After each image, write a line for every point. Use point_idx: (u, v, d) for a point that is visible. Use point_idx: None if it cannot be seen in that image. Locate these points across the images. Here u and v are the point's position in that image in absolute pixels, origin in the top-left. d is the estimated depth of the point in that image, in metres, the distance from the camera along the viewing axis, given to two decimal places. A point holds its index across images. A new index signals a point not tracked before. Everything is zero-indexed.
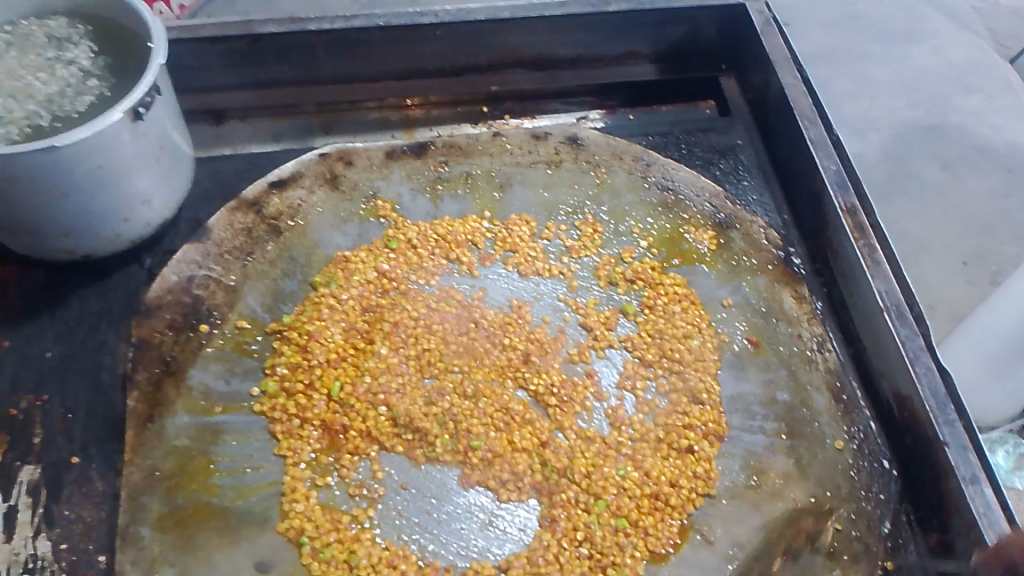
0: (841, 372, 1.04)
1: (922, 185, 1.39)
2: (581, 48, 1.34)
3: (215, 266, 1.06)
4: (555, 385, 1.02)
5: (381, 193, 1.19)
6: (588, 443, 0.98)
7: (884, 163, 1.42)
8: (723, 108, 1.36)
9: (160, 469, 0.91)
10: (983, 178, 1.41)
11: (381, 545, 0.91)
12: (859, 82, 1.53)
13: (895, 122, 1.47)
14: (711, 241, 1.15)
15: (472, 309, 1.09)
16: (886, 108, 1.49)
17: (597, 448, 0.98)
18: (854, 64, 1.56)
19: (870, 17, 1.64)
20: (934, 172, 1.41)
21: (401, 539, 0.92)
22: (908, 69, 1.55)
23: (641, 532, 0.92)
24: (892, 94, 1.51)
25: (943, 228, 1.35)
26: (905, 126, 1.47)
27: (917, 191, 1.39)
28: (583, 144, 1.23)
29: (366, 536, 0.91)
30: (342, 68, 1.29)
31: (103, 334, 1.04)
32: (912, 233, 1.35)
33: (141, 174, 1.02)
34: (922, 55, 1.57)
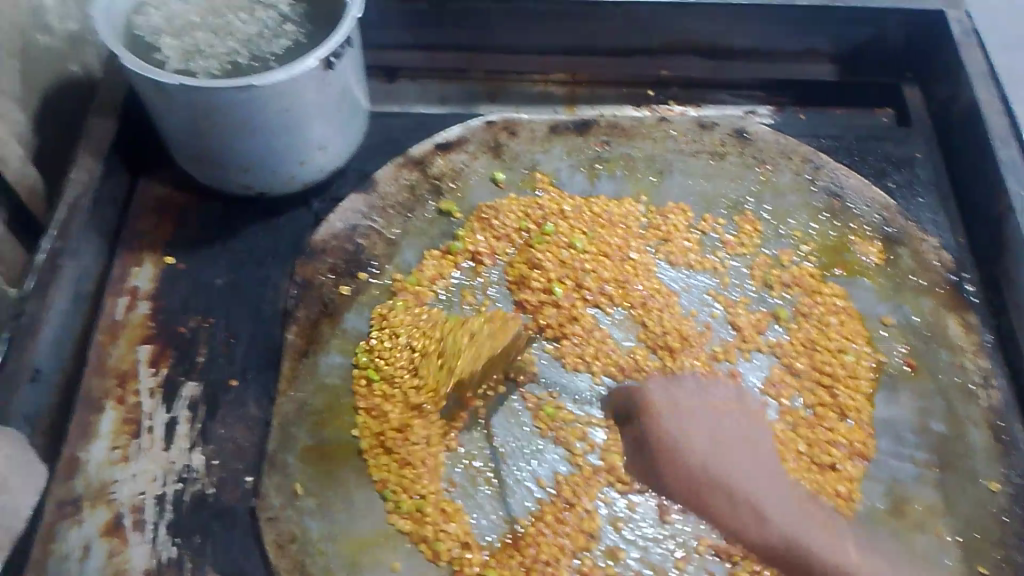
0: (1003, 411, 0.98)
1: None
2: (758, 41, 1.31)
3: (378, 218, 1.12)
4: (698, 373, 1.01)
5: (540, 165, 1.19)
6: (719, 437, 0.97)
7: None
8: (902, 117, 1.28)
9: (310, 404, 0.97)
10: None
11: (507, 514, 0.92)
12: None
13: None
14: (877, 255, 1.10)
15: (619, 286, 1.08)
16: None
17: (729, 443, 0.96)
18: None
19: None
20: None
21: (525, 509, 0.93)
22: None
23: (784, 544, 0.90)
24: None
25: None
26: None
27: None
28: (750, 139, 1.21)
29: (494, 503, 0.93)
30: (517, 38, 1.32)
31: (270, 269, 1.09)
32: None
33: (322, 120, 1.06)
34: None
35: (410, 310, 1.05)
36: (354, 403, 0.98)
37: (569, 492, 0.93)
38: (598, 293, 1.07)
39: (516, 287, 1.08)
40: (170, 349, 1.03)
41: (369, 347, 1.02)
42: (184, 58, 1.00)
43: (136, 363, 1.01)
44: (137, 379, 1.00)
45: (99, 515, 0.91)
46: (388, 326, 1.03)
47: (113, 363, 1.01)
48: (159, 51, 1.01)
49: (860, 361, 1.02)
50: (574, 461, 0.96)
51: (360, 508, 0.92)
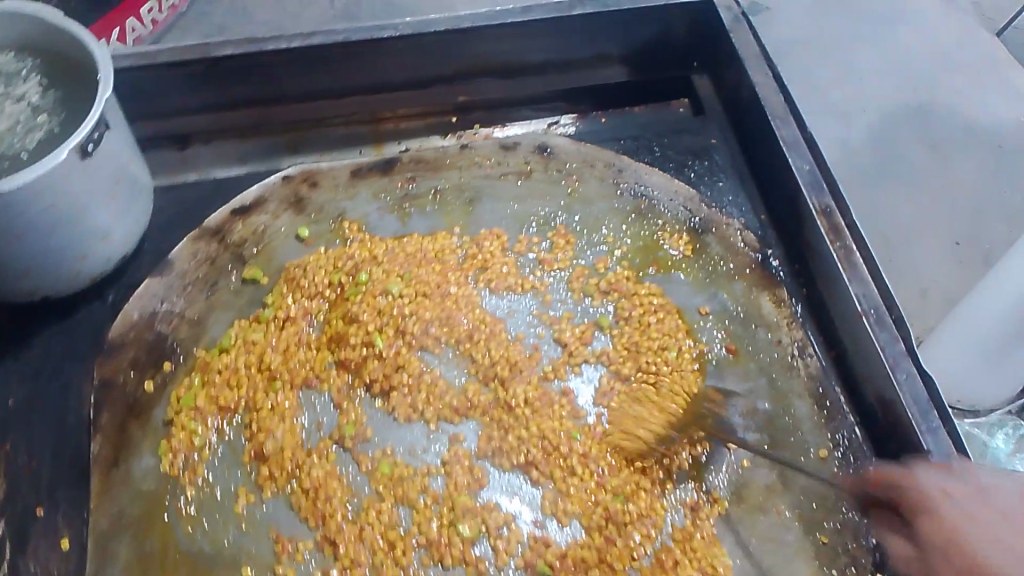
0: (823, 378, 1.02)
1: (910, 168, 1.42)
2: (550, 53, 1.30)
3: (179, 299, 1.05)
4: (532, 398, 0.99)
5: (347, 214, 1.15)
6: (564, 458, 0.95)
7: (872, 147, 1.44)
8: (696, 107, 1.31)
9: (127, 515, 0.91)
10: (973, 157, 1.43)
11: None
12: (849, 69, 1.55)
13: (884, 104, 1.50)
14: (686, 246, 1.13)
15: (449, 317, 1.06)
16: (875, 92, 1.52)
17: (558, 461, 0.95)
18: (841, 47, 1.58)
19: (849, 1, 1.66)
20: (922, 152, 1.44)
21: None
22: (894, 51, 1.57)
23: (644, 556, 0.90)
24: (880, 77, 1.53)
25: (933, 212, 1.38)
26: (889, 107, 1.49)
27: (906, 173, 1.42)
28: (552, 153, 1.22)
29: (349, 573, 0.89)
30: (304, 86, 1.25)
31: (67, 376, 1.00)
32: (901, 217, 1.37)
33: (98, 208, 0.99)
34: (907, 34, 1.60)
35: (226, 389, 1.00)
36: (176, 504, 0.92)
37: (403, 558, 0.89)
38: (424, 333, 1.04)
39: (334, 342, 1.04)
40: None
41: (173, 449, 0.95)
42: None
43: None
44: None
45: None
46: (192, 421, 0.97)
47: None
48: None
49: (695, 356, 1.04)
50: (410, 506, 0.93)
51: None
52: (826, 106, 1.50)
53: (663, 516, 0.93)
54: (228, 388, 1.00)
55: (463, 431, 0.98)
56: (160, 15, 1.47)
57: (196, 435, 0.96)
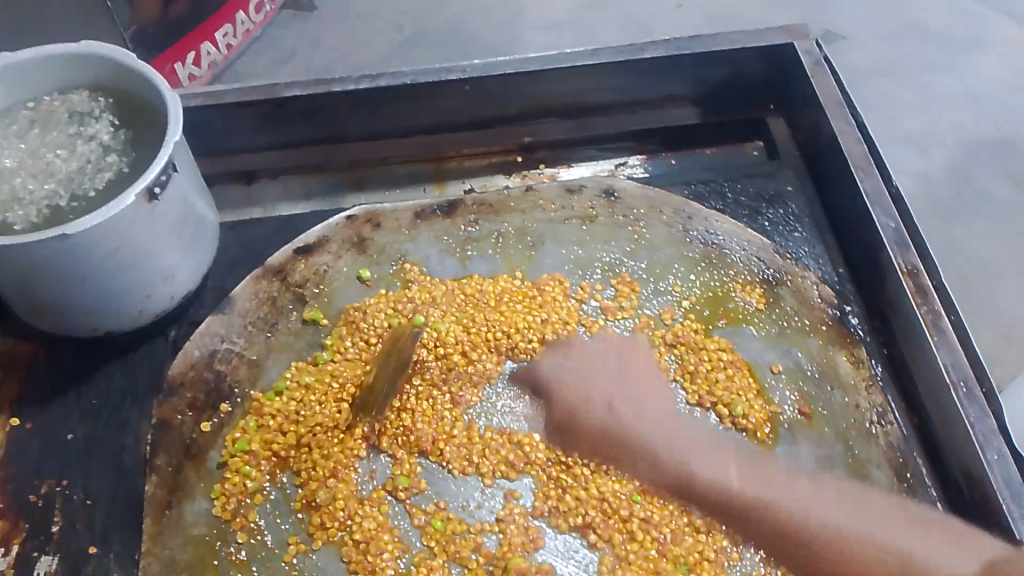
0: (903, 446, 0.96)
1: (994, 204, 1.35)
2: (617, 93, 1.27)
3: (238, 338, 1.05)
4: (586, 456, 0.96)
5: (408, 255, 1.14)
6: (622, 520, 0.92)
7: (952, 181, 1.38)
8: (771, 150, 1.26)
9: (179, 560, 0.90)
10: None
11: None
12: (924, 95, 1.49)
13: (962, 136, 1.43)
14: (759, 299, 1.08)
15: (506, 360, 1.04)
16: (951, 120, 1.45)
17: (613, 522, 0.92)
18: (917, 75, 1.52)
19: (930, 27, 1.59)
20: (1008, 191, 1.36)
21: None
22: (975, 80, 1.50)
23: None
24: (958, 106, 1.47)
25: (1018, 248, 1.31)
26: (973, 141, 1.42)
27: (988, 209, 1.35)
28: (618, 197, 1.19)
29: None
30: (368, 125, 1.25)
31: (127, 413, 1.01)
32: (984, 254, 1.30)
33: (163, 249, 0.99)
34: (989, 63, 1.52)
35: (280, 435, 0.98)
36: (226, 550, 0.91)
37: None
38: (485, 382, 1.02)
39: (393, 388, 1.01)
40: (23, 520, 0.93)
41: (226, 493, 0.94)
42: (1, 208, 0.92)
43: None
44: None
45: None
46: (246, 465, 0.96)
47: None
48: None
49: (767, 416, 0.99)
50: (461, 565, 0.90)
51: None
52: (900, 140, 1.43)
53: None
54: (282, 433, 0.98)
55: (519, 486, 0.95)
56: (235, 39, 1.50)
57: (249, 479, 0.95)
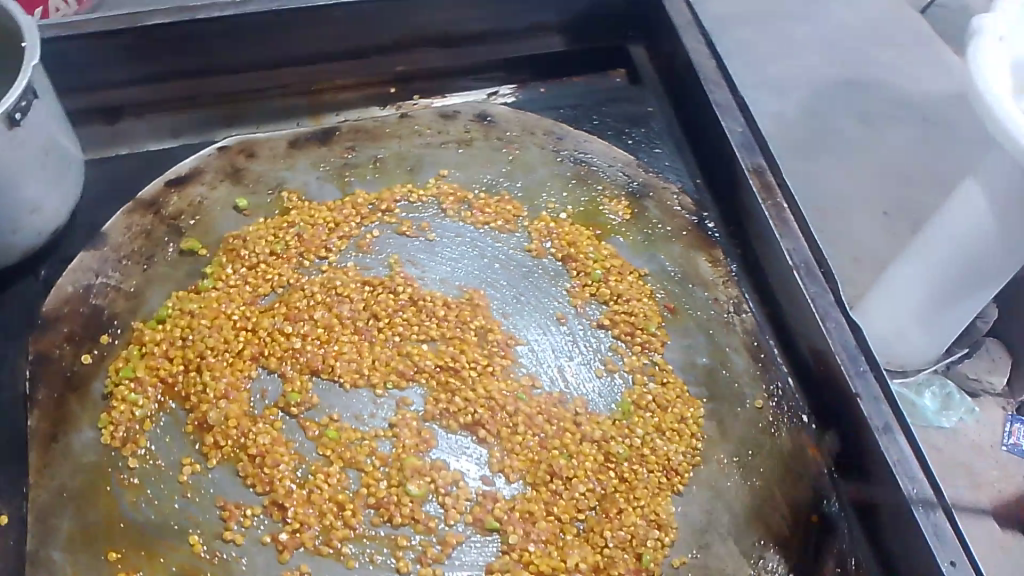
0: (758, 332, 1.06)
1: (844, 142, 1.45)
2: (488, 23, 1.29)
3: (114, 272, 1.04)
4: (475, 362, 1.01)
5: (286, 183, 1.15)
6: (510, 417, 0.97)
7: (805, 120, 1.47)
8: (633, 76, 1.34)
9: (68, 489, 0.89)
10: (902, 130, 1.47)
11: (317, 544, 0.88)
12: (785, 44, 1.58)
13: (815, 79, 1.54)
14: (625, 210, 1.15)
15: (392, 282, 1.07)
16: (806, 65, 1.56)
17: (501, 419, 0.97)
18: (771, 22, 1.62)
19: None
20: (854, 128, 1.47)
21: (342, 541, 0.88)
22: (822, 23, 1.62)
23: (603, 507, 0.92)
24: (810, 49, 1.58)
25: (866, 179, 1.41)
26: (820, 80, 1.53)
27: (840, 147, 1.44)
28: (493, 122, 1.24)
29: (308, 530, 0.89)
30: (237, 59, 1.22)
31: (1, 351, 0.97)
32: (838, 188, 1.40)
33: (27, 179, 0.96)
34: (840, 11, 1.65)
35: (167, 360, 0.98)
36: (119, 476, 0.90)
37: (352, 518, 0.89)
38: (373, 300, 1.05)
39: (285, 305, 1.04)
40: None
41: (114, 421, 0.93)
42: None
43: None
44: None
45: None
46: (133, 392, 0.95)
47: None
48: None
49: (643, 315, 1.06)
50: (360, 467, 0.93)
51: None
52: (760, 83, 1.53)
53: (616, 467, 0.95)
54: (168, 360, 0.98)
55: (410, 396, 0.99)
56: None
57: (137, 407, 0.95)
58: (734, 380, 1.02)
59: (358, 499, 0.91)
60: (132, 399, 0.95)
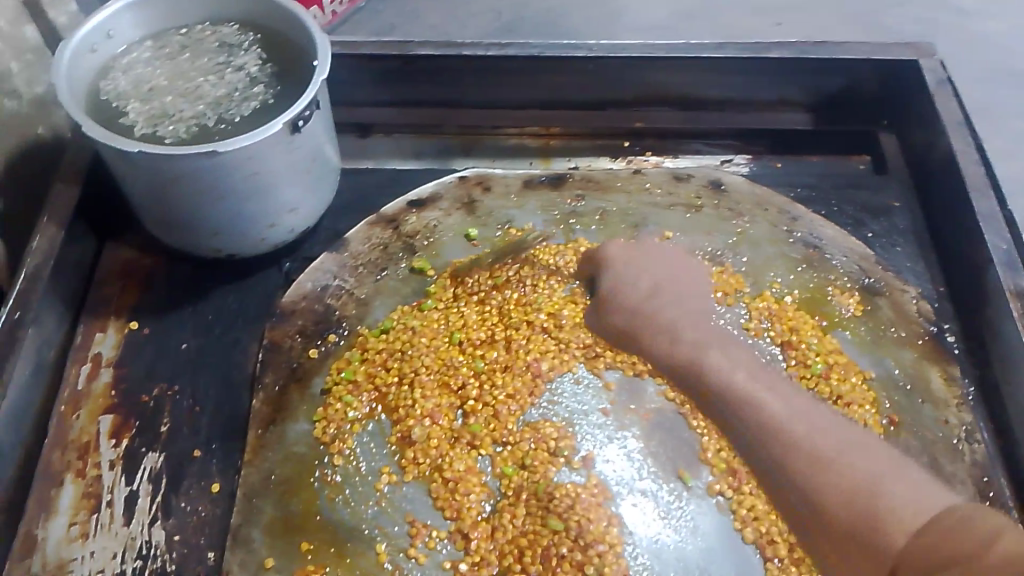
0: (989, 466, 0.97)
1: None
2: (731, 91, 1.28)
3: (349, 278, 1.10)
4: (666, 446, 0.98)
5: (514, 221, 1.18)
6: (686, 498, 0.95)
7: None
8: (879, 163, 1.25)
9: (276, 474, 0.95)
10: None
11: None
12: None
13: None
14: (856, 305, 1.09)
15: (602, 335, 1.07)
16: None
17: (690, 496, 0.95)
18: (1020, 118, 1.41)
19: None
20: None
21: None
22: None
23: None
24: None
25: None
26: None
27: None
28: (725, 190, 1.21)
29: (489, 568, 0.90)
30: (485, 94, 1.29)
31: (238, 332, 1.06)
32: None
33: (293, 181, 1.04)
34: None
35: (385, 371, 1.03)
36: (323, 472, 0.95)
37: (529, 565, 0.90)
38: (582, 354, 1.05)
39: (501, 341, 1.06)
40: (134, 419, 0.99)
41: (327, 418, 0.99)
42: (151, 122, 0.98)
43: (98, 434, 0.97)
44: (98, 451, 0.96)
45: None
46: (349, 394, 1.01)
47: (74, 436, 0.97)
48: (124, 116, 0.98)
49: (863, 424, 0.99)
50: (545, 514, 0.93)
51: None
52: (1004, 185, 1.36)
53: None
54: (385, 371, 1.03)
55: (598, 452, 0.98)
56: (340, 7, 1.46)
57: (350, 409, 1.00)
58: None
59: (535, 548, 0.91)
60: (348, 402, 1.00)
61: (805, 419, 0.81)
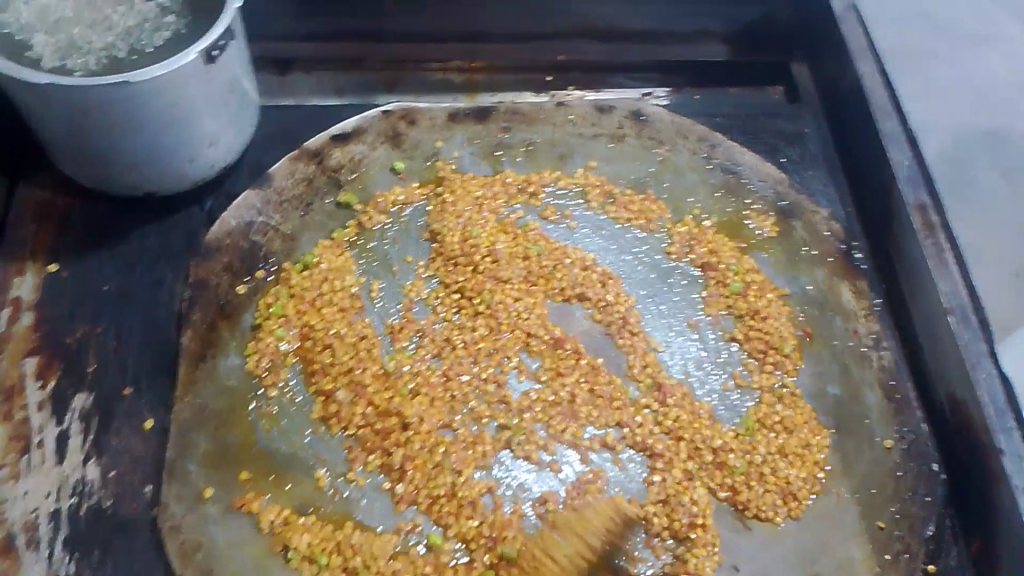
0: (896, 371, 1.03)
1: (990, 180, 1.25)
2: (652, 23, 1.30)
3: (273, 214, 1.09)
4: (594, 370, 1.02)
5: (442, 153, 1.18)
6: (613, 415, 0.99)
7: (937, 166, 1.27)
8: (792, 95, 1.29)
9: (210, 407, 0.95)
10: None
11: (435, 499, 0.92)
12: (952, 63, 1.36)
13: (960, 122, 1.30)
14: (772, 227, 1.14)
15: (530, 263, 1.09)
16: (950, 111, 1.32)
17: (617, 412, 0.99)
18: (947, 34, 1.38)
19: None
20: None
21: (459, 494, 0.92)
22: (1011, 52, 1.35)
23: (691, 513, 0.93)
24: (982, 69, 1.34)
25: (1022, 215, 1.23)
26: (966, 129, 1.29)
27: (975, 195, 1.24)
28: (647, 120, 1.22)
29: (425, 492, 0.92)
30: (408, 27, 1.27)
31: (162, 271, 1.05)
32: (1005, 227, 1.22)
33: (212, 114, 1.02)
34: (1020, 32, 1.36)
35: (314, 306, 1.04)
36: (258, 405, 0.96)
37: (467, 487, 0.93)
38: (514, 285, 1.07)
39: (434, 274, 1.08)
40: (57, 359, 0.97)
41: (259, 351, 0.99)
42: (58, 54, 0.95)
43: (22, 377, 0.95)
44: (24, 394, 0.94)
45: None
46: (280, 328, 1.01)
47: None
48: (29, 49, 0.95)
49: (777, 336, 1.05)
50: (482, 435, 0.97)
51: (263, 510, 0.89)
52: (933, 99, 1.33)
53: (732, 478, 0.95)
54: (316, 306, 1.04)
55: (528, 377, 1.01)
56: None
57: (282, 342, 1.00)
58: (864, 416, 1.00)
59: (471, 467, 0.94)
60: (280, 336, 1.01)
61: (735, 428, 0.99)
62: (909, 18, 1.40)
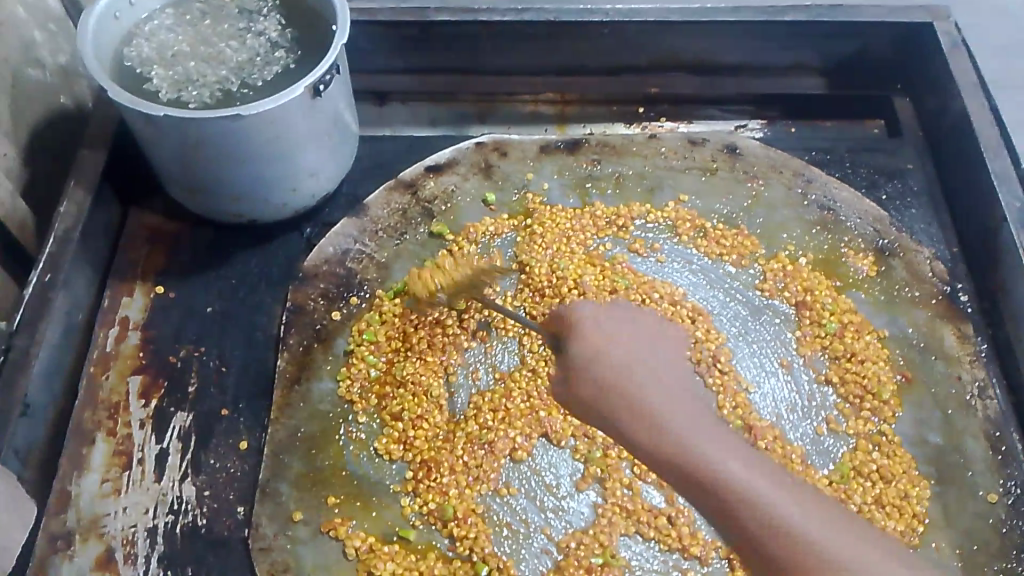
0: (1001, 421, 0.99)
1: None
2: (746, 57, 1.29)
3: (369, 242, 1.12)
4: None
5: (532, 185, 1.19)
6: None
7: None
8: (892, 128, 1.25)
9: (302, 431, 0.97)
10: None
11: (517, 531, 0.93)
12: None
13: None
14: (870, 266, 1.11)
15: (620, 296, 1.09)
16: None
17: None
18: None
19: None
20: None
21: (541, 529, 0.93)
22: None
23: None
24: None
25: None
26: None
27: None
28: (740, 154, 1.20)
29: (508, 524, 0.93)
30: (501, 61, 1.29)
31: (261, 295, 1.09)
32: None
33: (314, 146, 1.06)
34: None
35: (404, 333, 1.05)
36: (348, 430, 0.98)
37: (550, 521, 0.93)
38: None
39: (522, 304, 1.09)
40: (161, 379, 1.02)
41: (351, 376, 1.01)
42: (175, 88, 1.00)
43: (128, 395, 1.00)
44: (128, 411, 0.99)
45: (91, 549, 0.90)
46: (370, 354, 1.03)
47: (105, 396, 1.00)
48: (148, 81, 1.00)
49: (876, 379, 1.02)
50: (567, 469, 0.96)
51: (350, 534, 0.91)
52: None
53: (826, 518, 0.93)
54: (406, 333, 1.05)
55: None
56: None
57: (373, 368, 1.02)
58: (966, 466, 0.96)
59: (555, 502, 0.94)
60: (370, 362, 1.03)
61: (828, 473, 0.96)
62: (1019, 54, 1.35)
